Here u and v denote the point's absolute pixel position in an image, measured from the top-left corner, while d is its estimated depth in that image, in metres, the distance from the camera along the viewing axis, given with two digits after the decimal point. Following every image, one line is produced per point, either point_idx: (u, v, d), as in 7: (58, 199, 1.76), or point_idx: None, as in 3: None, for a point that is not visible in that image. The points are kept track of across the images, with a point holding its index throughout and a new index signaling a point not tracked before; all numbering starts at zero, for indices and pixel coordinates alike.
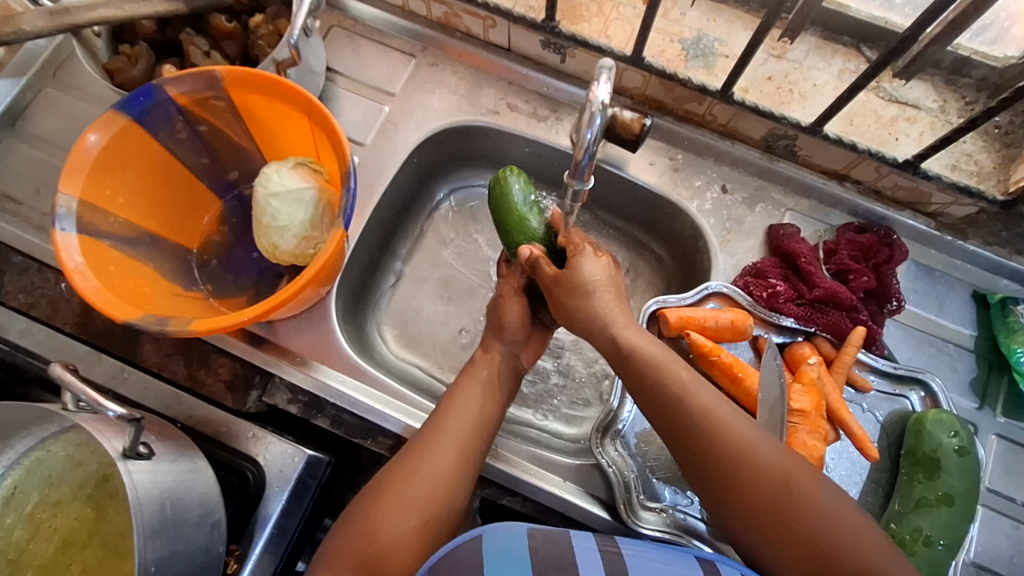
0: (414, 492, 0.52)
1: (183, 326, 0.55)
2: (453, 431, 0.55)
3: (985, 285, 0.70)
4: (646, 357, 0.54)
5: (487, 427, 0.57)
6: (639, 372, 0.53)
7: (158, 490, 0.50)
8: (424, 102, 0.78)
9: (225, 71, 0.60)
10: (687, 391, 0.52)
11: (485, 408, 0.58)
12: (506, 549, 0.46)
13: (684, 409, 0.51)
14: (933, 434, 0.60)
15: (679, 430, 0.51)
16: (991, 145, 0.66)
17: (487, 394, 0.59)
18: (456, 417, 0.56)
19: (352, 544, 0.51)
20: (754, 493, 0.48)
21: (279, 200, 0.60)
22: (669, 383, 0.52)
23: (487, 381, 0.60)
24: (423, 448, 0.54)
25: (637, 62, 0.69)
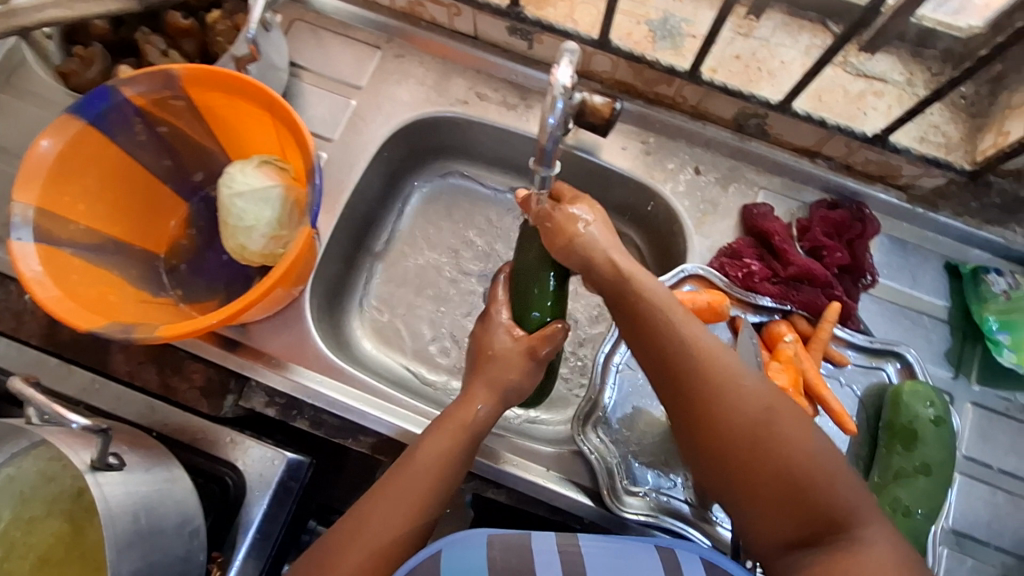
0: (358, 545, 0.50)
1: (150, 332, 0.53)
2: (410, 484, 0.54)
3: (957, 255, 0.71)
4: (644, 287, 0.52)
5: (444, 483, 0.55)
6: (632, 301, 0.52)
7: (132, 501, 0.49)
8: (392, 94, 0.76)
9: (182, 69, 0.58)
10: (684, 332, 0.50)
11: (444, 462, 0.55)
12: (466, 560, 0.44)
13: (676, 345, 0.50)
14: (910, 405, 0.60)
15: (670, 368, 0.50)
16: (958, 116, 0.66)
17: (453, 444, 0.56)
18: (413, 470, 0.54)
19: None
20: (733, 426, 0.46)
21: (244, 200, 0.59)
22: (660, 319, 0.51)
23: (456, 429, 0.57)
24: (373, 506, 0.52)
25: (604, 45, 0.68)
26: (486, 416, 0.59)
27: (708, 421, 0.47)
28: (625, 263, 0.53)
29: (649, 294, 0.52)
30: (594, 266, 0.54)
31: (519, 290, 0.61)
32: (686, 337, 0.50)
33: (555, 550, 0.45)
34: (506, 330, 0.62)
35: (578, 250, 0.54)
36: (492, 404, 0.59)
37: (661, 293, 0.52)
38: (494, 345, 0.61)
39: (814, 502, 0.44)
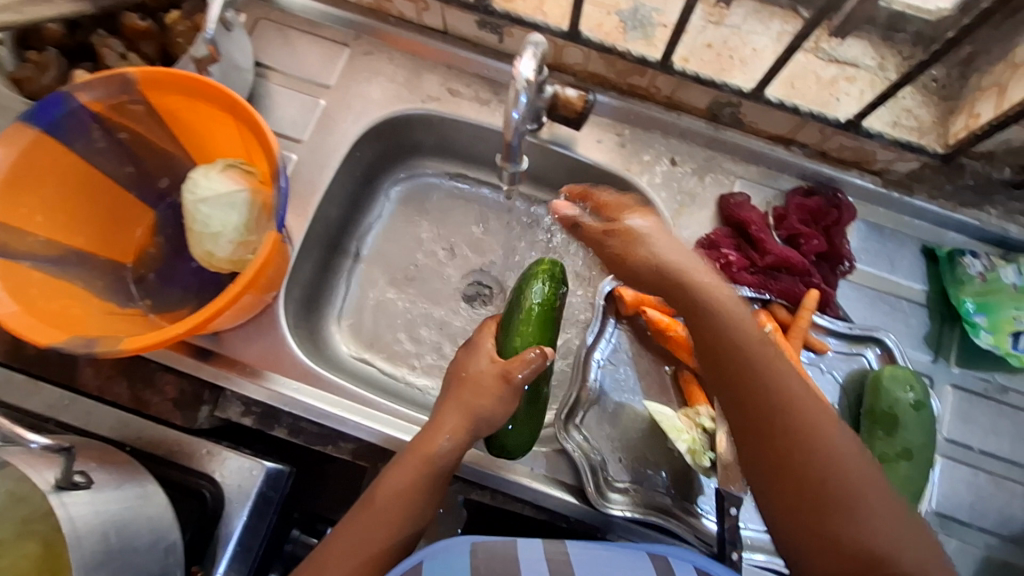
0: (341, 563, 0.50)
1: (112, 346, 0.51)
2: (371, 528, 0.52)
3: (933, 239, 0.71)
4: (725, 297, 0.51)
5: (404, 515, 0.53)
6: (711, 310, 0.50)
7: (101, 520, 0.48)
8: (362, 92, 0.75)
9: (137, 72, 0.56)
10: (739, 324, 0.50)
11: (402, 494, 0.53)
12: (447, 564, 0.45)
13: (729, 341, 0.50)
14: (889, 389, 0.61)
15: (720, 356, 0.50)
16: (930, 100, 0.66)
17: (411, 480, 0.54)
18: (382, 493, 0.53)
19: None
20: (795, 450, 0.46)
21: (209, 205, 0.57)
22: (714, 312, 0.50)
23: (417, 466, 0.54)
24: (348, 526, 0.53)
25: (574, 37, 0.67)
26: (452, 447, 0.55)
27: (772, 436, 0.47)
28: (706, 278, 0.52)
29: (709, 287, 0.51)
30: (662, 272, 0.52)
31: (506, 323, 0.61)
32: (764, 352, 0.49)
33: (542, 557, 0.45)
34: (487, 356, 0.59)
35: (646, 262, 0.52)
36: (460, 433, 0.56)
37: (717, 287, 0.51)
38: (473, 371, 0.58)
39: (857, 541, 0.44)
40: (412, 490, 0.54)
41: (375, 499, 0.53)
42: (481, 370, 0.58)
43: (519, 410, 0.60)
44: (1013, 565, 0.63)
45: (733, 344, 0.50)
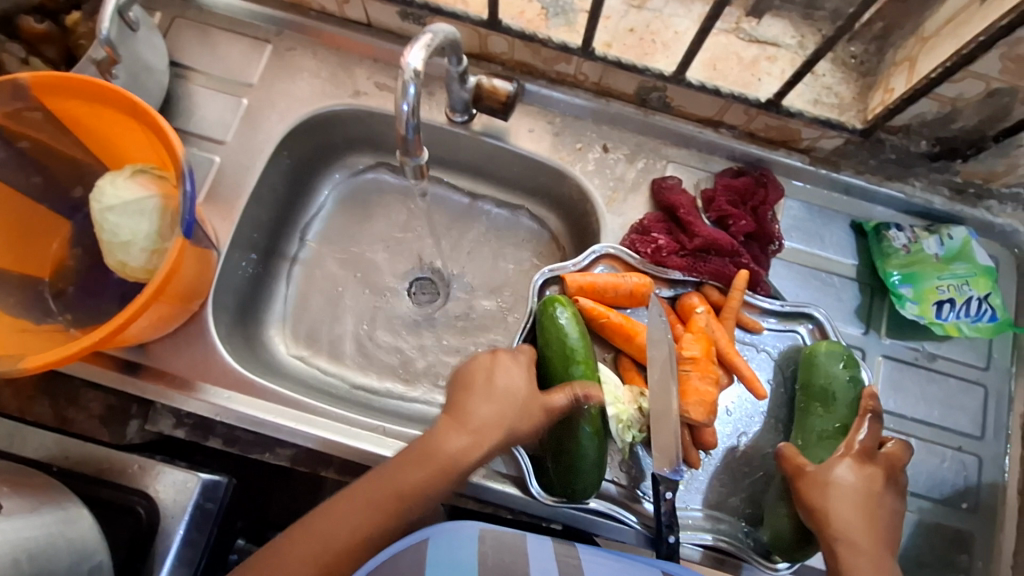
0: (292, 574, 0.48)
1: (13, 364, 0.49)
2: (332, 535, 0.49)
3: (860, 214, 0.72)
4: (857, 527, 0.52)
5: (409, 511, 0.51)
6: (849, 531, 0.52)
7: (10, 546, 0.47)
8: (286, 90, 0.73)
9: (29, 77, 0.53)
10: (869, 533, 0.52)
11: (411, 488, 0.51)
12: (453, 556, 0.45)
13: (864, 558, 0.51)
14: (818, 364, 0.61)
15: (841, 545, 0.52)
16: (849, 76, 0.67)
17: (423, 474, 0.52)
18: (377, 486, 0.51)
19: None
20: None
21: (117, 213, 0.55)
22: (847, 521, 0.52)
23: (432, 466, 0.53)
24: (334, 516, 0.50)
25: (495, 26, 0.66)
26: (472, 457, 0.54)
27: None
28: (855, 494, 0.54)
29: (842, 499, 0.53)
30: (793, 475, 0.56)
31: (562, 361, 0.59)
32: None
33: (553, 557, 0.48)
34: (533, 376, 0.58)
35: (830, 488, 0.54)
36: (484, 451, 0.54)
37: (869, 515, 0.53)
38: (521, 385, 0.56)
39: None
40: (411, 495, 0.51)
41: (364, 495, 0.51)
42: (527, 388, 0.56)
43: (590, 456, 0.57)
44: (945, 525, 0.65)
45: (853, 549, 0.52)
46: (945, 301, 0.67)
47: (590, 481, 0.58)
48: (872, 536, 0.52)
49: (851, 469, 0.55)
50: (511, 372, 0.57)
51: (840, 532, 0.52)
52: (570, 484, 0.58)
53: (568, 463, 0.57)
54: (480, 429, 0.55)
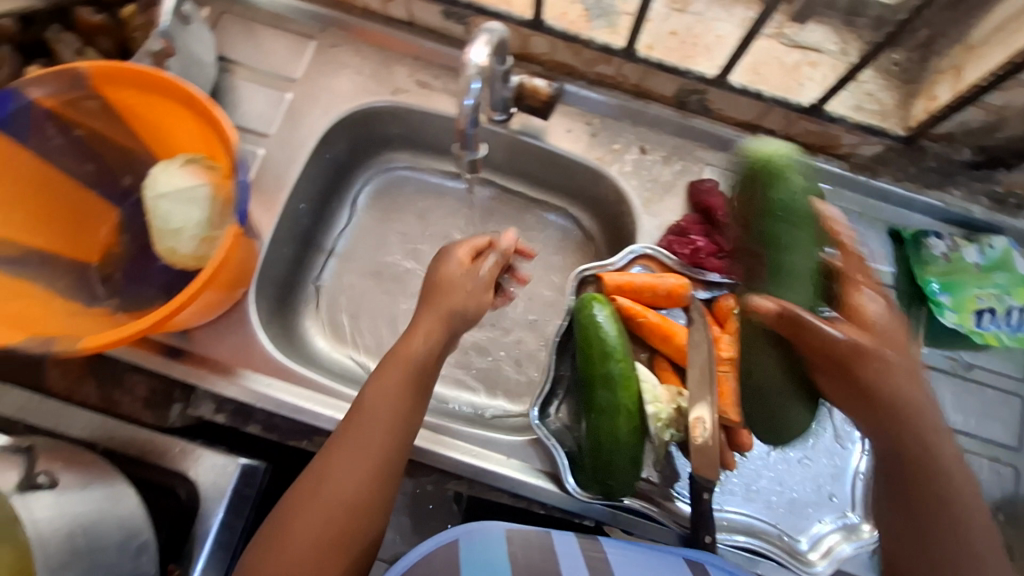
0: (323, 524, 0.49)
1: (71, 345, 0.51)
2: (340, 477, 0.50)
3: (898, 221, 0.72)
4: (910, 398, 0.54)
5: (405, 433, 0.54)
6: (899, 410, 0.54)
7: (66, 521, 0.47)
8: (329, 85, 0.74)
9: (90, 67, 0.55)
10: (928, 416, 0.54)
11: (398, 411, 0.54)
12: (485, 557, 0.48)
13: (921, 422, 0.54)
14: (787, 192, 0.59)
15: (900, 427, 0.54)
16: (891, 83, 0.67)
17: (404, 393, 0.54)
18: (370, 422, 0.52)
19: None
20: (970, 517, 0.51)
21: (170, 201, 0.56)
22: (900, 398, 0.54)
23: (408, 377, 0.55)
24: (334, 456, 0.51)
25: (538, 27, 0.67)
26: (430, 347, 0.57)
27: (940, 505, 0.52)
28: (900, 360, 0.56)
29: (897, 376, 0.55)
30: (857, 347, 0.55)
31: (604, 357, 0.59)
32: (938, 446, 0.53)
33: (579, 554, 0.50)
34: (455, 258, 0.61)
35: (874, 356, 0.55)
36: (436, 334, 0.57)
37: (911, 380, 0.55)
38: (450, 266, 0.60)
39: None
40: (398, 416, 0.53)
41: (353, 428, 0.53)
42: (456, 270, 0.60)
43: (628, 450, 0.58)
44: None
45: (918, 432, 0.53)
46: (985, 311, 0.67)
47: (629, 478, 0.59)
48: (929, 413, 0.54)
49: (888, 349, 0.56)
50: (451, 262, 0.61)
51: (901, 415, 0.54)
52: (610, 482, 0.59)
53: (605, 457, 0.58)
54: (435, 312, 0.58)
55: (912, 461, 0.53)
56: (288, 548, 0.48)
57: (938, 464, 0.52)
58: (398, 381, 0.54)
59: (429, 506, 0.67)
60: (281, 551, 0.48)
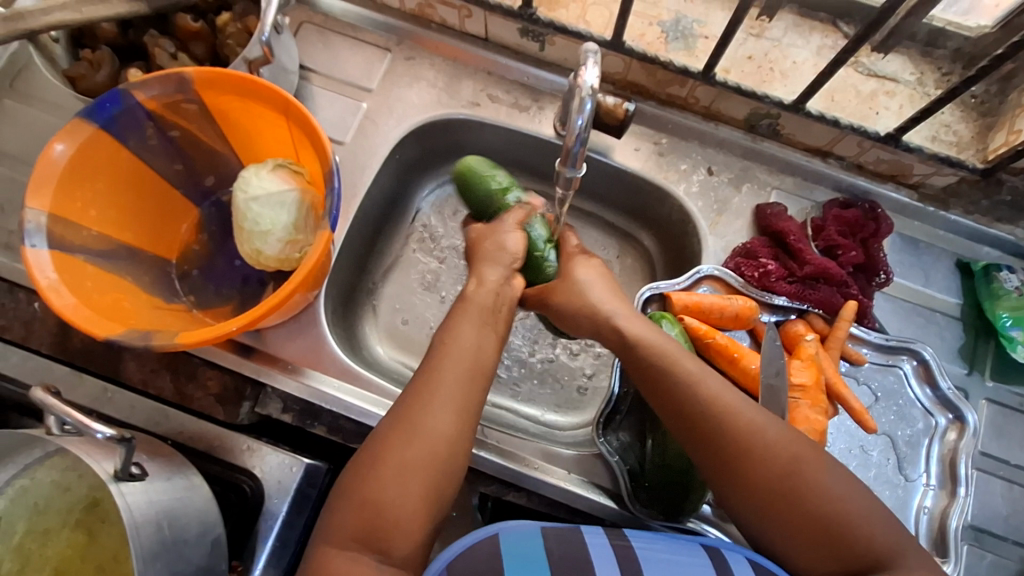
0: (412, 456, 0.48)
1: (168, 339, 0.52)
2: (433, 408, 0.50)
3: (967, 253, 0.71)
4: (653, 349, 0.53)
5: (486, 369, 0.54)
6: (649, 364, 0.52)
7: (154, 510, 0.48)
8: (402, 96, 0.76)
9: (194, 72, 0.57)
10: (759, 433, 0.48)
11: (479, 346, 0.54)
12: (524, 554, 0.47)
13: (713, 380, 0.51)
14: (476, 193, 0.66)
15: (703, 440, 0.49)
16: (968, 115, 0.67)
17: (478, 332, 0.55)
18: (453, 358, 0.53)
19: (348, 514, 0.46)
20: (764, 480, 0.46)
21: (260, 204, 0.59)
22: (705, 406, 0.49)
23: (479, 318, 0.56)
24: (422, 392, 0.51)
25: (616, 47, 0.68)
26: (495, 292, 0.58)
27: (735, 464, 0.47)
28: (632, 330, 0.54)
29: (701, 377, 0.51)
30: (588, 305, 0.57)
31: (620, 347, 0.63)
32: (705, 398, 0.49)
33: (609, 544, 0.48)
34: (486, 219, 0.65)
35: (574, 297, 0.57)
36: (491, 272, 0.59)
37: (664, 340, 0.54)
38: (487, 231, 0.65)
39: (850, 548, 0.44)
40: (480, 358, 0.54)
41: (436, 364, 0.52)
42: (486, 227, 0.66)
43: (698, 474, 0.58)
44: None
45: (758, 451, 0.47)
46: None
47: (694, 497, 0.59)
48: (761, 427, 0.48)
49: (649, 336, 0.54)
50: (500, 235, 0.61)
51: (719, 432, 0.48)
52: (675, 501, 0.59)
53: (678, 479, 0.59)
54: (501, 269, 0.59)
55: (747, 483, 0.47)
56: (381, 478, 0.47)
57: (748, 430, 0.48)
58: (474, 327, 0.55)
59: (452, 514, 0.68)
60: (374, 482, 0.47)
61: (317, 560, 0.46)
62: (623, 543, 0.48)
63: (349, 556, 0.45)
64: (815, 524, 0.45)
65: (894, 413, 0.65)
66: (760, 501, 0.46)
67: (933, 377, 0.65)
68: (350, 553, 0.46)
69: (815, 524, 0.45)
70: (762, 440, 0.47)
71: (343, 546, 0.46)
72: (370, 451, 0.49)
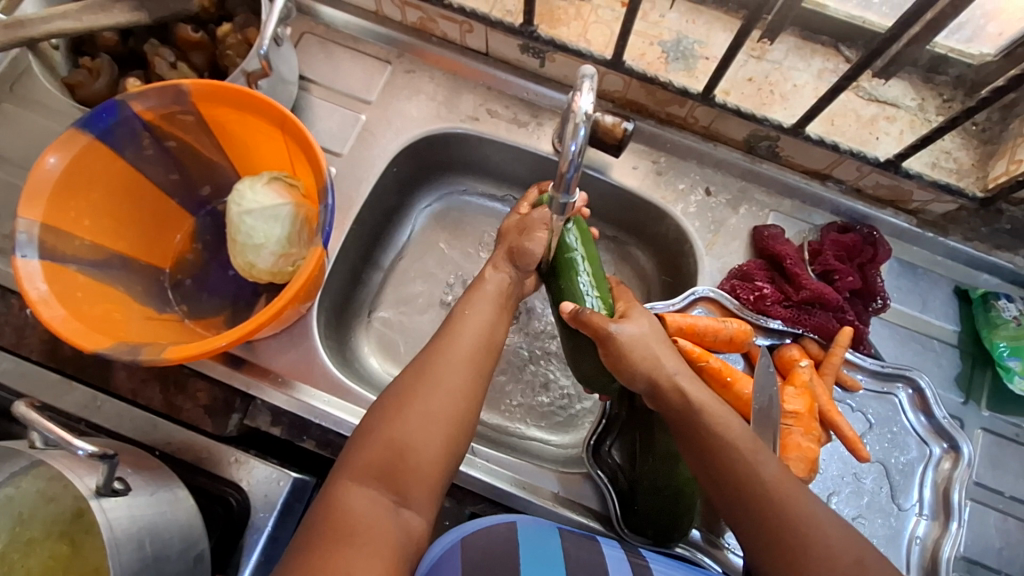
0: (437, 406, 0.49)
1: (157, 354, 0.52)
2: (455, 366, 0.51)
3: (966, 280, 0.71)
4: (716, 421, 0.50)
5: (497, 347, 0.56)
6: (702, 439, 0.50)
7: (137, 527, 0.48)
8: (402, 109, 0.76)
9: (192, 85, 0.57)
10: (818, 522, 0.44)
11: (493, 323, 0.56)
12: (540, 548, 0.48)
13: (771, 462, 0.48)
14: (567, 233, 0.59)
15: (747, 509, 0.46)
16: (969, 143, 0.66)
17: (494, 310, 0.57)
18: (472, 327, 0.55)
19: (370, 452, 0.46)
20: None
21: (254, 217, 0.59)
22: (762, 483, 0.46)
23: (495, 298, 0.58)
24: (443, 352, 0.52)
25: (616, 66, 0.68)
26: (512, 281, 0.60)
27: (784, 550, 0.43)
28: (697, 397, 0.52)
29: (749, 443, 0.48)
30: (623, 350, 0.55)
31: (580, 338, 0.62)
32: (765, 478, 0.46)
33: (625, 558, 0.50)
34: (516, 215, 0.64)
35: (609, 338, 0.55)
36: (504, 268, 0.60)
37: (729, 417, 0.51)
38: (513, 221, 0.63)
39: None
40: (495, 335, 0.56)
41: (455, 331, 0.54)
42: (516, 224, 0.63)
43: (686, 499, 0.58)
44: None
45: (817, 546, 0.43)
46: None
47: (683, 522, 0.58)
48: (819, 515, 0.44)
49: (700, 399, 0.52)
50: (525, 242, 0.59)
51: (774, 517, 0.45)
52: (665, 526, 0.59)
53: (665, 503, 0.58)
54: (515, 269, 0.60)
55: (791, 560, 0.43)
56: (404, 422, 0.48)
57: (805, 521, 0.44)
58: (490, 304, 0.57)
59: (446, 523, 0.69)
60: (397, 426, 0.47)
61: (329, 499, 0.45)
62: (640, 561, 0.50)
63: (368, 494, 0.45)
64: None
65: (888, 440, 0.65)
66: None
67: (928, 406, 0.64)
68: (368, 492, 0.45)
69: None
70: (820, 532, 0.43)
71: (362, 483, 0.45)
72: (393, 398, 0.49)
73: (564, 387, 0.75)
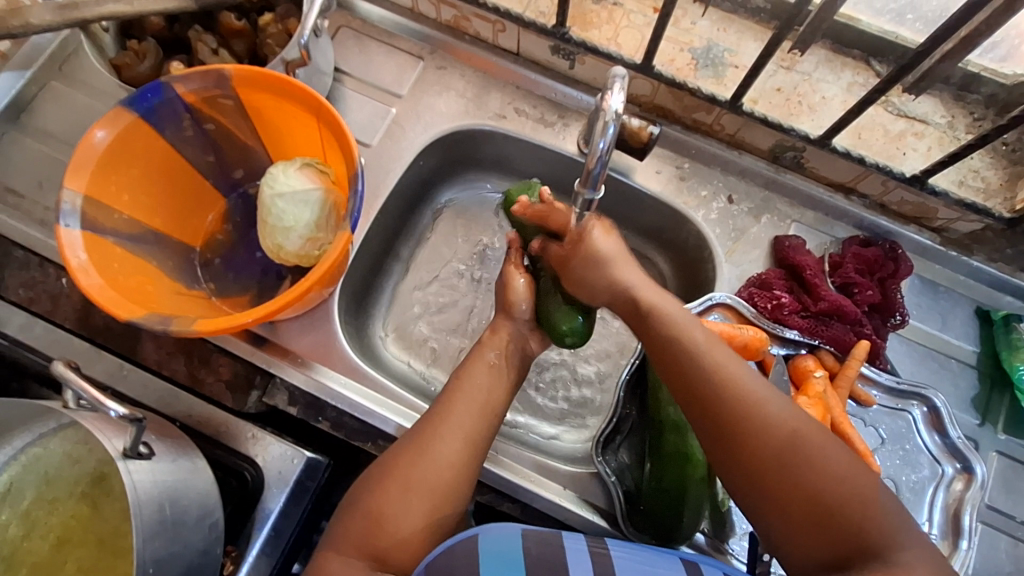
0: (418, 478, 0.50)
1: (187, 326, 0.54)
2: (441, 442, 0.52)
3: (989, 302, 0.70)
4: (665, 319, 0.52)
5: (494, 413, 0.56)
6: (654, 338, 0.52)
7: (158, 489, 0.50)
8: (431, 104, 0.77)
9: (234, 70, 0.59)
10: (759, 403, 0.46)
11: (492, 391, 0.56)
12: (504, 555, 0.46)
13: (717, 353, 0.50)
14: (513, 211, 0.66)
15: (702, 410, 0.48)
16: (998, 163, 0.66)
17: (492, 378, 0.57)
18: (462, 398, 0.55)
19: (352, 527, 0.50)
20: (763, 447, 0.45)
21: (286, 201, 0.61)
22: (709, 375, 0.48)
23: (492, 366, 0.58)
24: (431, 427, 0.53)
25: (646, 70, 0.69)
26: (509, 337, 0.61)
27: (727, 430, 0.46)
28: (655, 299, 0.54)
29: (751, 387, 0.47)
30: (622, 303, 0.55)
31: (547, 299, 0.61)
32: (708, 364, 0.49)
33: (586, 550, 0.47)
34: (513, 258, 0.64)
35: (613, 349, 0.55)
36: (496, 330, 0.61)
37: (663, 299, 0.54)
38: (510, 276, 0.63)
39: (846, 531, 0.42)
40: (493, 404, 0.56)
41: (448, 404, 0.55)
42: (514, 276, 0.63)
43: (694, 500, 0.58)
44: None
45: (757, 421, 0.46)
46: None
47: (688, 524, 0.59)
48: (825, 453, 0.44)
49: (697, 333, 0.51)
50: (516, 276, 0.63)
51: (720, 401, 0.47)
52: (665, 528, 0.60)
53: (672, 503, 0.59)
54: (508, 319, 0.62)
55: (731, 440, 0.46)
56: (384, 500, 0.50)
57: (742, 396, 0.47)
58: (486, 375, 0.57)
59: None
60: (377, 503, 0.50)
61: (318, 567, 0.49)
62: (601, 551, 0.48)
63: (348, 563, 0.48)
64: (811, 497, 0.43)
65: (899, 457, 0.64)
66: (747, 462, 0.45)
67: (943, 425, 0.63)
68: (348, 559, 0.48)
69: (811, 498, 0.43)
70: (757, 402, 0.47)
71: (344, 555, 0.48)
72: (380, 470, 0.52)
73: (576, 384, 0.76)
